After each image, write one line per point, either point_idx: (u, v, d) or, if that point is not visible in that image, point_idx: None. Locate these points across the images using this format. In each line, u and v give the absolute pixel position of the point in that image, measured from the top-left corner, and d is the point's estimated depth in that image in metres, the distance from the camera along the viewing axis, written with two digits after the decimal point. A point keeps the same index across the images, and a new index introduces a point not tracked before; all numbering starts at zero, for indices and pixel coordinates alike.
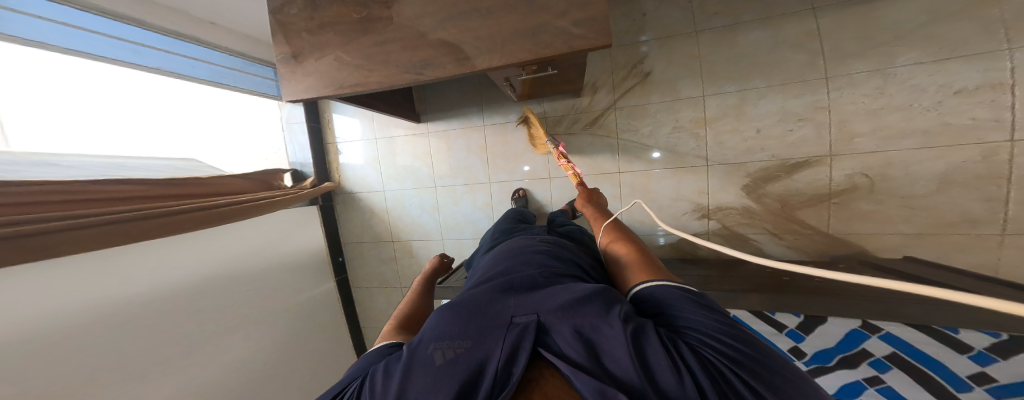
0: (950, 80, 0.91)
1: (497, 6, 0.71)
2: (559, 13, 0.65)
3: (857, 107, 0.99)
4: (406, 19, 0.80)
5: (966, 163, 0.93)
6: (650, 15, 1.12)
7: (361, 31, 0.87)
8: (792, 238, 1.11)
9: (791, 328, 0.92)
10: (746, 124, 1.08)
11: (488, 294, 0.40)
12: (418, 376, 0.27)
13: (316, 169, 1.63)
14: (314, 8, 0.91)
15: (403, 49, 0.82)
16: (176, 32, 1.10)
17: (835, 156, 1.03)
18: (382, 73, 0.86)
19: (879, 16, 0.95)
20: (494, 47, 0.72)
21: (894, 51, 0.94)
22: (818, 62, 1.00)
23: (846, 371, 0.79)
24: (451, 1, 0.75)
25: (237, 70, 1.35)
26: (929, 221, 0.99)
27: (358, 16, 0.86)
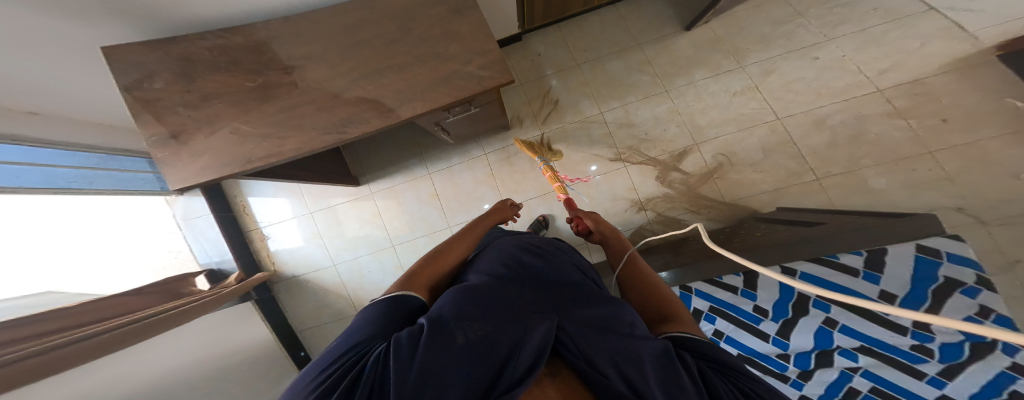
0: (727, 87, 1.34)
1: (408, 62, 0.77)
2: (465, 61, 0.74)
3: (693, 108, 1.34)
4: (315, 81, 0.80)
5: (766, 136, 1.29)
6: (544, 55, 1.39)
7: (261, 98, 0.81)
8: (706, 212, 1.27)
9: (744, 288, 0.82)
10: (637, 129, 1.33)
11: (512, 291, 0.37)
12: (438, 341, 0.25)
13: (241, 263, 1.35)
14: (189, 80, 0.83)
15: (316, 110, 0.78)
16: (1, 135, 0.81)
17: (701, 144, 1.31)
18: (295, 139, 0.78)
19: (675, 48, 1.39)
20: (405, 96, 0.75)
21: (693, 71, 1.36)
22: (658, 80, 1.36)
23: (807, 321, 0.76)
24: (362, 62, 0.79)
25: (88, 168, 1.09)
26: (775, 177, 1.26)
27: (251, 83, 0.82)
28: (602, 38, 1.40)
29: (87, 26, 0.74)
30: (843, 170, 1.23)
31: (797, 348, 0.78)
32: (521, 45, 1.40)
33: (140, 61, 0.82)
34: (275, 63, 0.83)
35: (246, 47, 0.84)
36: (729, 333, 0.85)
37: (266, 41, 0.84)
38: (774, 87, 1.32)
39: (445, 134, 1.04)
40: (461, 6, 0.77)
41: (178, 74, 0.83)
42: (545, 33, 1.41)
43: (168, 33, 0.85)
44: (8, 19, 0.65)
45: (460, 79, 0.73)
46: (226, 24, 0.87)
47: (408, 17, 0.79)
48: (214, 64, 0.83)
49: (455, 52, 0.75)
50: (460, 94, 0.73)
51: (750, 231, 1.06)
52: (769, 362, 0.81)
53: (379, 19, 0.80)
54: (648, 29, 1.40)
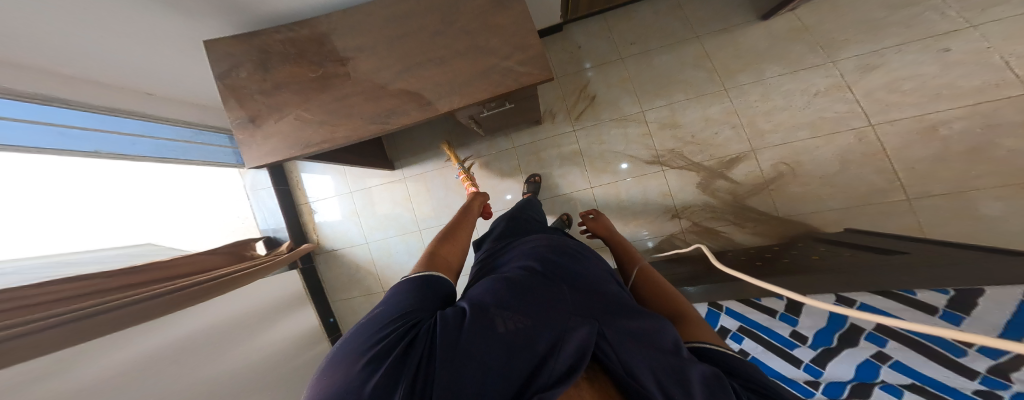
0: (807, 85, 1.16)
1: (449, 56, 0.79)
2: (504, 55, 0.74)
3: (754, 109, 1.18)
4: (364, 73, 0.86)
5: (852, 145, 1.11)
6: (585, 46, 1.31)
7: (319, 88, 0.90)
8: (752, 225, 1.17)
9: (783, 312, 0.81)
10: (682, 130, 1.22)
11: (551, 290, 0.39)
12: (479, 332, 0.28)
13: (290, 232, 1.53)
14: (265, 71, 0.95)
15: (363, 101, 0.85)
16: (117, 108, 1.02)
17: (759, 150, 1.17)
18: (344, 126, 0.85)
19: (743, 40, 1.22)
20: (443, 88, 0.77)
21: (763, 65, 1.20)
22: (716, 76, 1.22)
23: (853, 352, 0.65)
24: (406, 55, 0.83)
25: (184, 141, 1.29)
26: (851, 194, 1.11)
27: (313, 74, 0.92)
28: (654, 28, 1.28)
29: (194, 21, 0.88)
30: (946, 191, 1.03)
31: (833, 378, 0.66)
32: (560, 36, 1.33)
33: (229, 53, 0.95)
34: (332, 55, 0.91)
35: (311, 40, 0.93)
36: (757, 354, 0.81)
37: (327, 33, 0.92)
38: (873, 88, 1.11)
39: (477, 127, 1.06)
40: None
41: (257, 65, 0.95)
42: (589, 22, 1.32)
43: (251, 28, 0.97)
44: (136, 15, 0.79)
45: (498, 74, 0.73)
46: (297, 18, 0.96)
47: (451, 9, 0.80)
48: (285, 55, 0.94)
49: (494, 47, 0.75)
50: (496, 89, 0.74)
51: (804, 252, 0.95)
52: (797, 387, 0.70)
53: (424, 13, 0.82)
54: (710, 18, 1.25)
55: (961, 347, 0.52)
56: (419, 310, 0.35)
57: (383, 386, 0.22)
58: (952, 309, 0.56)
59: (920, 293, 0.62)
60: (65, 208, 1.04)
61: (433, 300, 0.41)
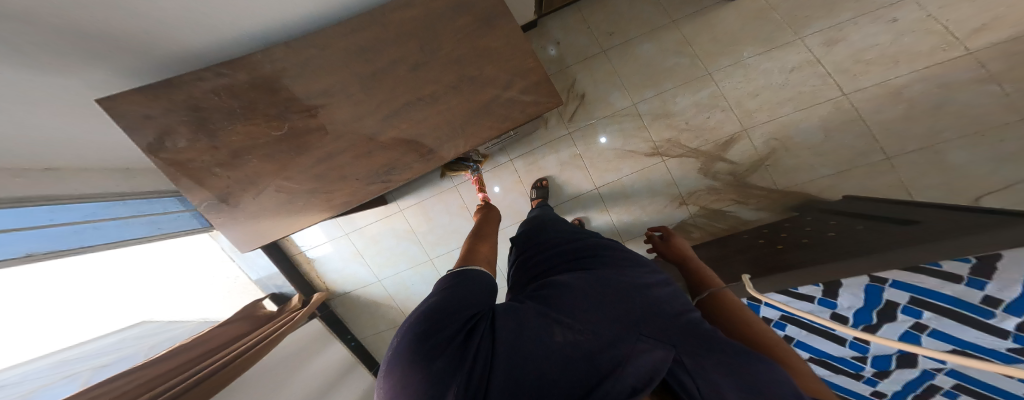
0: (782, 62, 1.20)
1: (440, 90, 0.73)
2: (504, 85, 0.73)
3: (740, 91, 1.22)
4: (342, 122, 0.77)
5: (830, 115, 1.17)
6: (563, 42, 1.30)
7: (294, 149, 0.80)
8: (755, 201, 1.23)
9: (820, 297, 0.72)
10: (676, 119, 1.24)
11: (603, 299, 0.43)
12: (540, 340, 0.34)
13: (297, 285, 1.50)
14: (209, 134, 0.74)
15: (355, 158, 0.80)
16: (72, 196, 0.85)
17: (749, 129, 1.21)
18: (342, 193, 0.88)
19: (717, 22, 1.25)
20: (442, 132, 0.78)
21: (740, 47, 1.23)
22: (699, 61, 1.24)
23: (890, 327, 0.60)
24: (387, 96, 0.74)
25: (109, 218, 0.97)
26: (839, 160, 1.17)
27: (277, 132, 0.77)
28: (630, 17, 1.28)
29: (71, 75, 0.62)
30: (918, 147, 1.11)
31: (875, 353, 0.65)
32: (538, 32, 1.31)
33: (147, 115, 0.67)
34: (295, 104, 0.75)
35: (256, 86, 0.71)
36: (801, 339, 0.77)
37: (277, 75, 0.71)
38: (840, 59, 1.17)
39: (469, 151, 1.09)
40: (491, 15, 0.68)
41: (195, 128, 0.72)
42: (564, 14, 1.30)
43: (166, 70, 0.73)
44: (1, 89, 0.56)
45: (501, 106, 0.73)
46: (234, 54, 0.76)
47: (430, 34, 0.70)
48: (228, 111, 0.72)
49: (491, 75, 0.72)
50: (502, 122, 0.76)
51: (815, 231, 0.92)
52: (847, 364, 0.71)
53: (403, 40, 0.70)
54: (682, 3, 1.26)
55: (985, 308, 0.48)
56: (477, 303, 0.42)
57: (450, 375, 0.30)
58: (975, 276, 0.49)
59: (947, 265, 0.53)
60: (40, 311, 0.99)
61: (488, 293, 0.48)
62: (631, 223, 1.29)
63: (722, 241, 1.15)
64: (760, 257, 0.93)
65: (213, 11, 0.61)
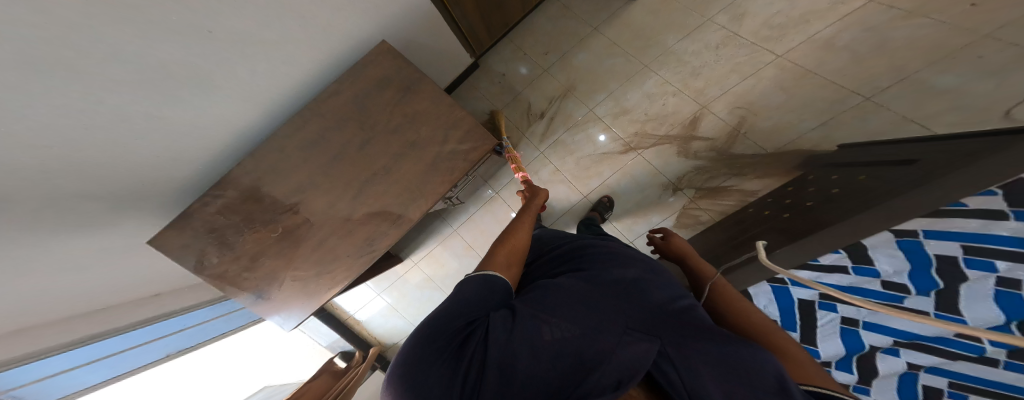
0: (705, 42, 1.12)
1: (390, 162, 0.78)
2: (443, 139, 0.78)
3: (681, 75, 1.13)
4: (321, 212, 0.82)
5: (779, 76, 1.04)
6: (508, 73, 1.33)
7: (292, 244, 0.86)
8: (753, 171, 1.06)
9: (853, 265, 0.61)
10: (634, 113, 1.18)
11: (594, 294, 0.38)
12: (525, 339, 0.29)
13: (354, 342, 1.67)
14: (230, 246, 0.83)
15: (341, 237, 0.85)
16: (186, 306, 1.04)
17: (708, 104, 1.10)
18: (341, 268, 0.90)
19: (634, 18, 1.21)
20: (405, 197, 0.80)
21: (665, 36, 1.16)
22: (634, 58, 1.18)
23: (973, 288, 0.46)
24: (350, 181, 0.79)
25: (216, 316, 1.17)
26: (816, 108, 0.99)
27: (274, 234, 0.84)
28: (558, 33, 1.28)
29: (121, 229, 0.71)
30: (893, 81, 0.90)
31: (985, 324, 0.44)
32: (482, 71, 1.36)
33: (185, 244, 0.79)
34: (279, 206, 0.82)
35: (249, 198, 0.80)
36: (867, 319, 0.58)
37: (256, 184, 0.79)
38: (755, 30, 1.07)
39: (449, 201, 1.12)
40: (410, 83, 0.78)
41: (219, 245, 0.81)
42: (499, 50, 1.34)
43: (182, 201, 0.82)
44: (105, 250, 0.69)
45: (445, 160, 0.77)
46: (224, 172, 0.83)
47: (364, 113, 0.77)
48: (235, 225, 0.82)
49: (428, 134, 0.78)
50: (452, 174, 0.79)
51: (813, 193, 0.85)
52: (951, 344, 0.48)
53: (345, 125, 0.77)
54: (598, 9, 1.25)
55: None
56: (488, 299, 0.36)
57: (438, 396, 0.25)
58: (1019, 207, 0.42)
59: (972, 202, 0.47)
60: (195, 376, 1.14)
61: (486, 283, 0.38)
62: (631, 224, 1.19)
63: (725, 221, 1.06)
64: (774, 228, 0.85)
65: (196, 140, 0.70)
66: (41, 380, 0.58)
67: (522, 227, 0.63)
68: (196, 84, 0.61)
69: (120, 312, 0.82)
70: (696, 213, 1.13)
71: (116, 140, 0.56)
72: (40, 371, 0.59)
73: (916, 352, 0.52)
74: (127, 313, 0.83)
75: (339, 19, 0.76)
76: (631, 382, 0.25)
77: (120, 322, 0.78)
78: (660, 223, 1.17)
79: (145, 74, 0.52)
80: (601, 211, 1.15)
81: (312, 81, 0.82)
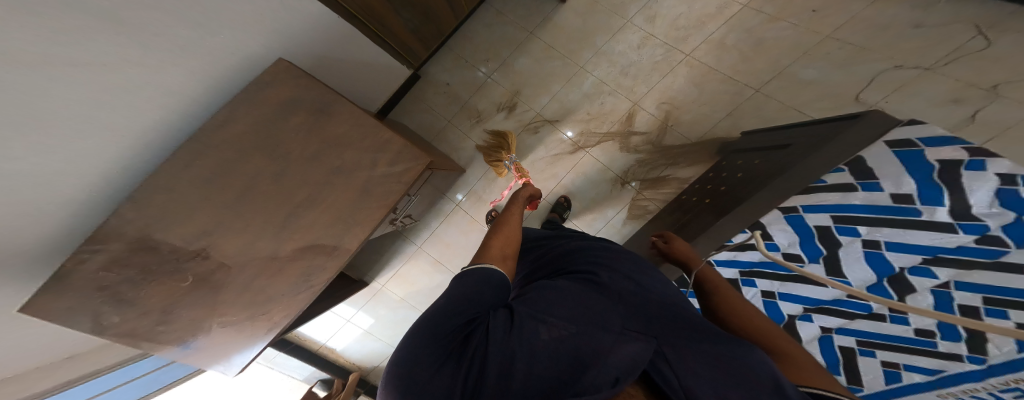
0: (628, 42, 1.17)
1: (313, 193, 0.72)
2: (370, 164, 0.74)
3: (612, 75, 1.19)
4: (238, 254, 0.71)
5: (692, 73, 1.13)
6: (452, 82, 1.29)
7: (213, 294, 0.73)
8: (685, 159, 1.15)
9: (760, 241, 0.75)
10: (578, 113, 1.21)
11: (588, 297, 0.37)
12: (526, 340, 0.27)
13: (331, 371, 1.54)
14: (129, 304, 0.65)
15: (269, 279, 0.77)
16: (119, 361, 0.91)
17: (639, 101, 1.17)
18: (278, 308, 0.83)
19: (562, 21, 1.22)
20: (338, 227, 0.75)
21: (593, 38, 1.20)
22: (569, 60, 1.21)
23: (848, 252, 0.64)
24: (272, 218, 0.71)
25: (143, 374, 1.00)
26: (727, 103, 1.09)
27: (186, 283, 0.69)
28: (496, 40, 1.26)
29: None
30: (773, 75, 1.05)
31: (867, 283, 0.63)
32: (424, 82, 1.31)
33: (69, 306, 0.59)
34: (183, 253, 0.67)
35: (140, 248, 0.63)
36: (780, 290, 0.75)
37: (144, 232, 0.62)
38: (666, 31, 1.15)
39: (405, 219, 1.07)
40: (322, 104, 0.72)
41: (116, 303, 0.64)
42: (440, 59, 1.29)
43: (50, 257, 0.64)
44: None
45: (378, 186, 0.74)
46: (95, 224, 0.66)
47: (280, 140, 0.69)
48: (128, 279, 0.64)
49: (353, 160, 0.73)
50: (387, 198, 0.76)
51: (726, 176, 0.95)
52: (848, 305, 0.67)
53: (246, 154, 0.68)
54: (530, 13, 1.25)
55: (909, 208, 0.56)
56: (489, 293, 0.33)
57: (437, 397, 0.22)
58: (862, 180, 0.61)
59: (829, 179, 0.66)
60: None
61: (486, 275, 0.34)
62: (590, 220, 1.24)
63: (665, 210, 1.12)
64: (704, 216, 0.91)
65: (55, 192, 0.55)
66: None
67: (513, 218, 0.58)
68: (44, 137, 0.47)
69: (14, 390, 0.66)
70: (645, 205, 1.20)
71: None
72: None
73: (823, 316, 0.70)
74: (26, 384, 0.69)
75: (231, 41, 0.64)
76: (628, 380, 0.24)
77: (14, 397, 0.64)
78: (613, 215, 1.22)
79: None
80: (560, 212, 1.17)
81: (208, 110, 0.70)
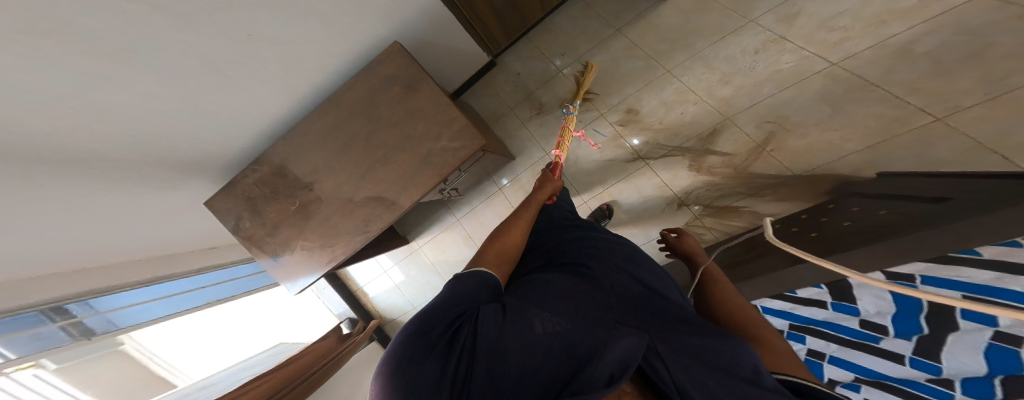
0: (743, 46, 1.00)
1: (390, 153, 0.83)
2: (436, 136, 0.80)
3: (707, 83, 1.03)
4: (330, 193, 0.90)
5: (827, 87, 0.88)
6: (523, 72, 1.32)
7: (304, 217, 0.94)
8: (772, 192, 0.93)
9: (833, 302, 0.62)
10: (648, 121, 1.10)
11: (586, 290, 0.35)
12: (517, 331, 0.26)
13: (357, 312, 1.78)
14: (259, 214, 0.96)
15: (343, 216, 0.91)
16: (230, 261, 1.31)
17: (733, 116, 0.99)
18: (341, 244, 0.94)
19: (659, 19, 1.12)
20: (399, 185, 0.83)
21: (693, 39, 1.06)
22: (654, 61, 1.11)
23: (964, 338, 0.44)
24: (353, 165, 0.86)
25: (242, 276, 1.39)
26: (865, 131, 0.83)
27: (292, 207, 0.94)
28: (577, 34, 1.24)
29: (180, 187, 0.88)
30: (978, 100, 0.70)
31: (966, 375, 0.43)
32: (499, 69, 1.37)
33: (231, 209, 0.97)
34: (298, 183, 0.92)
35: (277, 174, 0.94)
36: (833, 353, 0.62)
37: (283, 163, 0.93)
38: (809, 32, 0.93)
39: (452, 191, 1.17)
40: (411, 82, 0.81)
41: (252, 212, 0.96)
42: (516, 49, 1.34)
43: (231, 167, 0.96)
44: (160, 204, 0.85)
45: (435, 156, 0.79)
46: (260, 149, 0.96)
47: (371, 105, 0.84)
48: (263, 195, 0.95)
49: (422, 131, 0.81)
50: (441, 169, 0.80)
51: (828, 222, 0.72)
52: (918, 387, 0.48)
53: (354, 117, 0.85)
54: (622, 9, 1.19)
55: None
56: (475, 293, 0.33)
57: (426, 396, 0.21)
58: None
59: (987, 252, 0.43)
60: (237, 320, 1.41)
61: (474, 281, 0.35)
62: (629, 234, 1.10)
63: (726, 242, 0.94)
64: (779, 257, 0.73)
65: (230, 117, 0.80)
66: (90, 315, 0.80)
67: (520, 222, 0.57)
68: (226, 74, 0.69)
69: (168, 265, 1.04)
70: (700, 232, 1.02)
71: (159, 118, 0.67)
72: (89, 308, 0.80)
73: (877, 391, 0.53)
74: (171, 264, 1.05)
75: (359, 24, 0.80)
76: (623, 377, 0.22)
77: (174, 270, 1.04)
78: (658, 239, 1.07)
79: (190, 73, 0.63)
80: (597, 219, 1.10)
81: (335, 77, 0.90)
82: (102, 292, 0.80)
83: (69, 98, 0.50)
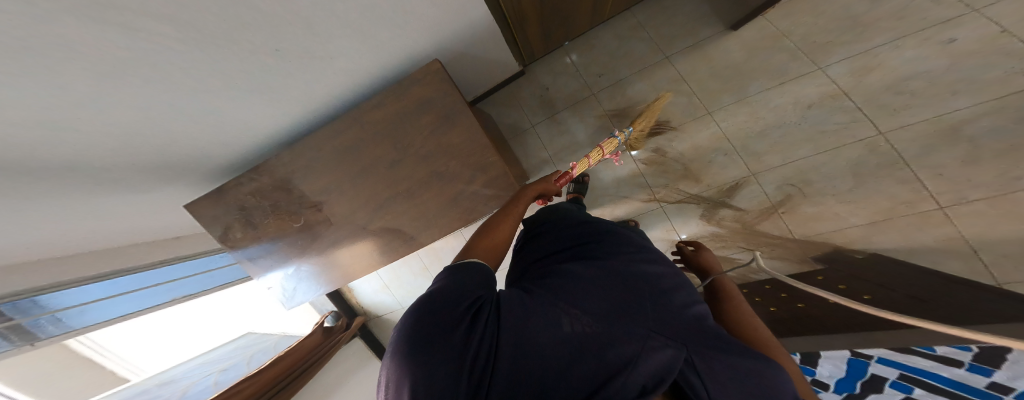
0: (797, 98, 1.02)
1: (414, 187, 0.83)
2: (467, 180, 0.82)
3: (745, 131, 1.07)
4: (340, 217, 0.87)
5: (863, 158, 0.92)
6: (552, 88, 1.31)
7: (308, 237, 0.90)
8: (769, 249, 1.03)
9: None
10: (676, 162, 1.14)
11: (601, 279, 0.35)
12: (544, 328, 0.27)
13: (342, 309, 1.74)
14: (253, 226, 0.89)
15: (352, 243, 0.90)
16: (205, 250, 1.19)
17: (760, 174, 1.04)
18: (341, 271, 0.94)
19: (717, 53, 1.14)
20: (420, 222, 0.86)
21: (747, 81, 1.08)
22: (697, 99, 1.14)
23: None
24: (370, 193, 0.85)
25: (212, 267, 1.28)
26: (871, 208, 0.91)
27: (295, 224, 0.88)
28: (619, 55, 1.25)
29: (160, 189, 0.79)
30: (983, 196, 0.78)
31: None
32: (528, 78, 1.34)
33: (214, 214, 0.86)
34: (305, 201, 0.86)
35: (280, 187, 0.84)
36: None
37: (287, 177, 0.83)
38: (874, 93, 0.93)
39: None
40: (450, 112, 0.78)
41: (244, 223, 0.87)
42: (550, 60, 1.32)
43: (234, 167, 0.89)
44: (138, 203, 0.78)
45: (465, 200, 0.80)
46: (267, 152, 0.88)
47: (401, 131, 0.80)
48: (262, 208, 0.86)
49: (455, 172, 0.82)
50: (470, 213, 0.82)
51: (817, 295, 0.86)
52: None
53: (376, 141, 0.80)
54: (674, 37, 1.19)
55: None
56: (479, 285, 0.32)
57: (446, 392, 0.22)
58: None
59: None
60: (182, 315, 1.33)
61: (474, 277, 0.34)
62: None
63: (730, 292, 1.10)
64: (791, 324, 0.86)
65: (230, 127, 0.71)
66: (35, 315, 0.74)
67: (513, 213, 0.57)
68: (226, 90, 0.60)
69: (135, 256, 0.94)
70: None
71: (140, 128, 0.57)
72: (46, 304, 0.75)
73: None
74: (133, 254, 0.94)
75: (405, 32, 0.72)
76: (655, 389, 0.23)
77: (137, 263, 0.93)
78: None
79: (192, 87, 0.55)
80: None
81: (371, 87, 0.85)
82: (66, 285, 0.75)
83: (42, 116, 0.43)
